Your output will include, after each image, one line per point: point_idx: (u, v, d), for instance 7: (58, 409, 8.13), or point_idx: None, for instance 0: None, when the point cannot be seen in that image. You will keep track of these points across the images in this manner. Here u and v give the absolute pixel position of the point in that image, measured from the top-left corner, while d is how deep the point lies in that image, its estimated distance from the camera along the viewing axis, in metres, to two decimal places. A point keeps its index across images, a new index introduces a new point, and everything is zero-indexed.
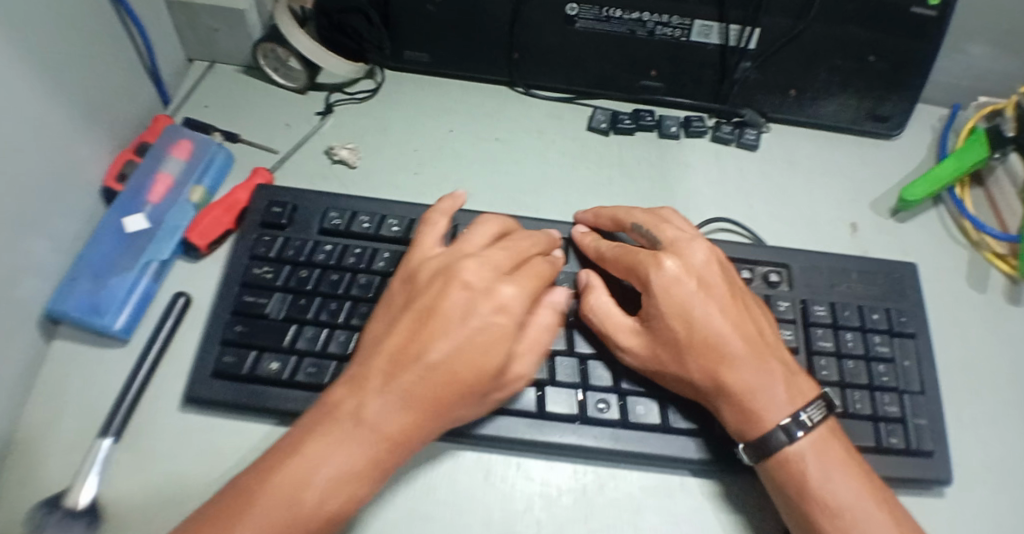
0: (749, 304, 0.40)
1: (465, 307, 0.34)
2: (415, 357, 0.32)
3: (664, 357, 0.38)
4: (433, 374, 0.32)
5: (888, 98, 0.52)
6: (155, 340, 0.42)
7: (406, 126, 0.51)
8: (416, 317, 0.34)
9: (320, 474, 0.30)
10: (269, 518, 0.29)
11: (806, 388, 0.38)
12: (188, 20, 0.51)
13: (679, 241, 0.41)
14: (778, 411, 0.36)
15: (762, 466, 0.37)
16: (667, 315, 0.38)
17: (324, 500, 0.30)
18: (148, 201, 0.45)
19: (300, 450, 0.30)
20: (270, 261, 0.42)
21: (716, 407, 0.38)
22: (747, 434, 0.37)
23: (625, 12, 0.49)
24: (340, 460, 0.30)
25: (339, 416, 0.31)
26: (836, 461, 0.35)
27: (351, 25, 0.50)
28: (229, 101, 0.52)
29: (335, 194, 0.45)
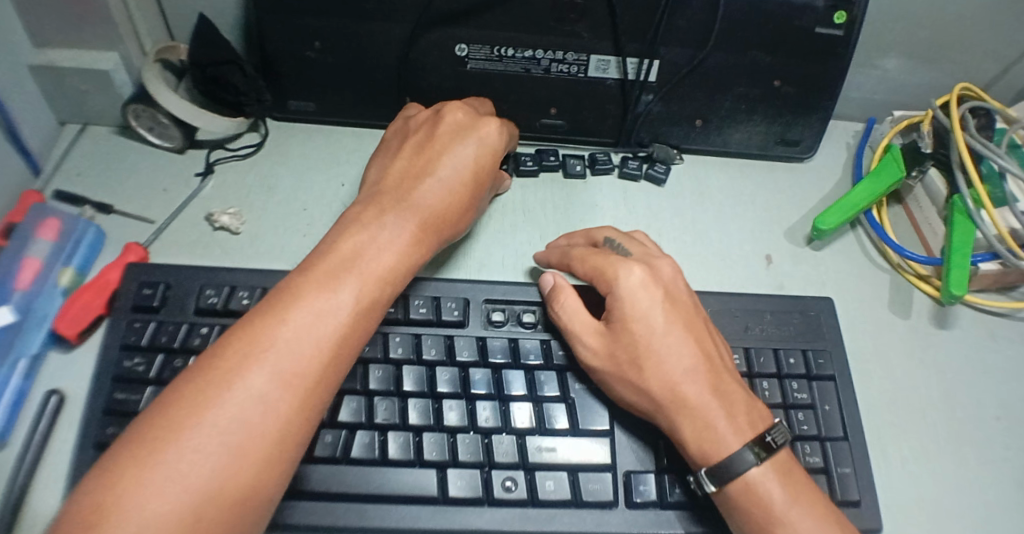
0: (708, 328, 0.38)
1: (402, 208, 0.36)
2: (355, 254, 0.33)
3: (622, 360, 0.36)
4: (377, 267, 0.33)
5: (797, 122, 0.50)
6: (31, 444, 0.38)
7: (298, 185, 0.48)
8: (349, 224, 0.35)
9: (271, 373, 0.28)
10: (222, 419, 0.26)
11: (764, 414, 0.36)
12: (53, 84, 0.47)
13: (648, 255, 0.40)
14: (737, 437, 0.34)
15: (723, 494, 0.33)
16: (630, 319, 0.36)
17: (272, 399, 0.28)
18: (14, 289, 0.41)
19: (245, 343, 0.29)
20: (141, 350, 0.39)
21: (675, 428, 0.35)
22: (711, 457, 0.34)
23: (518, 51, 0.46)
24: (287, 354, 0.29)
25: (278, 313, 0.30)
26: (797, 487, 0.33)
27: (227, 80, 0.46)
28: (106, 168, 0.48)
29: (213, 269, 0.42)
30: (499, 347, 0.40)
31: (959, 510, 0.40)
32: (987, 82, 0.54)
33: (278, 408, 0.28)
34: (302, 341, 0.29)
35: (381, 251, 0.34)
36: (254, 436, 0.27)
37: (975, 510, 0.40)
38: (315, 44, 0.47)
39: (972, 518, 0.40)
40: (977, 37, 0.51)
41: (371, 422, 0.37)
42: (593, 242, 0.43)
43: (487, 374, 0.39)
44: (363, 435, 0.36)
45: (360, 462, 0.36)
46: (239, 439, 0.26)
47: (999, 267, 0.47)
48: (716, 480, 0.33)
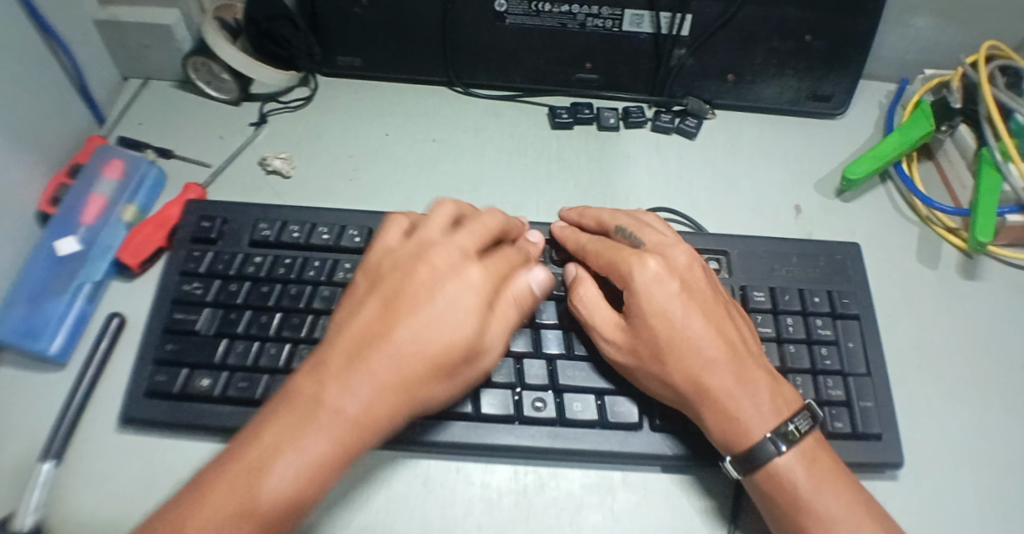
0: (730, 314, 0.38)
1: (431, 293, 0.33)
2: (375, 352, 0.31)
3: (644, 354, 0.36)
4: (394, 373, 0.31)
5: (830, 77, 0.51)
6: (91, 362, 0.41)
7: (343, 134, 0.51)
8: (383, 304, 0.33)
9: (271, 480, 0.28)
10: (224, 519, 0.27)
11: (791, 395, 0.36)
12: (118, 38, 0.50)
13: (660, 245, 0.40)
14: (763, 423, 0.34)
15: (750, 479, 0.35)
16: (649, 313, 0.36)
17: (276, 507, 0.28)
18: (81, 223, 0.45)
19: (259, 442, 0.29)
20: (199, 277, 0.42)
21: (699, 417, 0.36)
22: (735, 447, 0.35)
23: (555, 6, 0.49)
24: (296, 458, 0.29)
25: (295, 411, 0.30)
26: (824, 474, 0.34)
27: (279, 34, 0.49)
28: (164, 118, 0.52)
29: (265, 206, 0.45)
30: None
31: (979, 453, 0.41)
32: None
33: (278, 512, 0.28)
34: (306, 451, 0.29)
35: (402, 349, 0.31)
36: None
37: (996, 455, 0.41)
38: (361, 0, 0.49)
39: (992, 461, 0.41)
40: None
41: None
42: (603, 227, 0.43)
43: None
44: None
45: None
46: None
47: None
48: (743, 466, 0.34)
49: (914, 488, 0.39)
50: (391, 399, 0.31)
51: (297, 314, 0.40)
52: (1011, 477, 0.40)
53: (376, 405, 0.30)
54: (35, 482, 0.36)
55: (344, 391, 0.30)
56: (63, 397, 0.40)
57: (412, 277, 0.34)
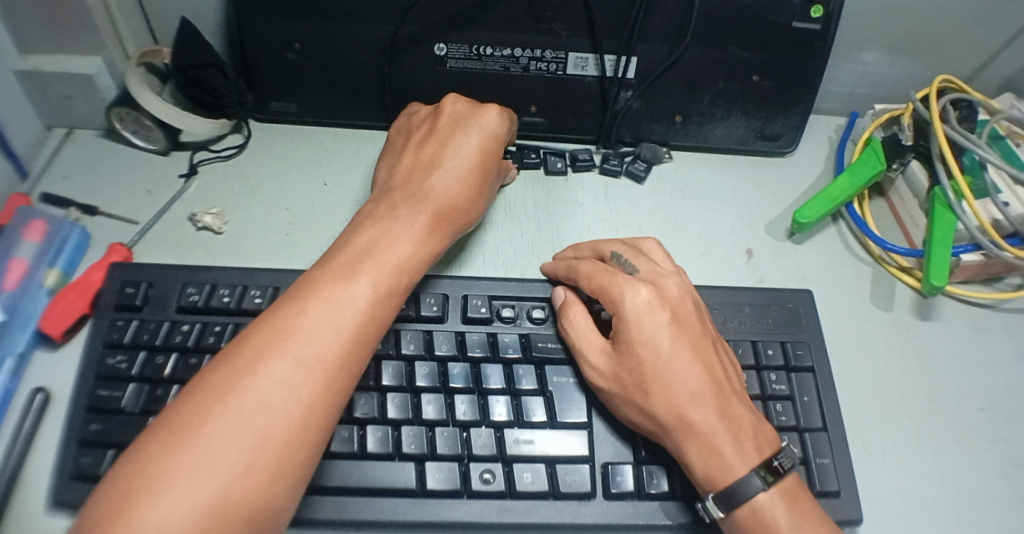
0: (717, 347, 0.38)
1: (395, 231, 0.37)
2: (350, 277, 0.33)
3: (627, 382, 0.36)
4: (371, 291, 0.33)
5: (778, 116, 0.50)
6: (14, 443, 0.38)
7: (281, 184, 0.49)
8: (348, 247, 0.35)
9: (266, 395, 0.28)
10: (223, 443, 0.27)
11: (772, 436, 0.35)
12: (39, 89, 0.48)
13: (655, 273, 0.39)
14: (744, 463, 0.33)
15: (731, 518, 0.33)
16: (636, 343, 0.36)
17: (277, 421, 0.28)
18: (1, 289, 0.41)
19: (244, 365, 0.29)
20: (124, 348, 0.39)
21: (681, 451, 0.35)
22: (719, 484, 0.33)
23: (497, 49, 0.47)
24: (291, 370, 0.29)
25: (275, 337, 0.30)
26: (803, 514, 0.33)
27: (208, 82, 0.47)
28: (92, 172, 0.49)
29: (195, 268, 0.42)
30: (477, 341, 0.40)
31: (945, 502, 0.40)
32: (970, 76, 0.55)
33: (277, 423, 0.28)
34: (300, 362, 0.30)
35: (376, 274, 0.34)
36: (260, 450, 0.27)
37: (961, 503, 0.40)
38: (295, 45, 0.47)
39: (958, 510, 0.40)
40: (957, 30, 0.51)
41: (349, 415, 0.37)
42: (600, 255, 0.43)
43: (466, 368, 0.39)
44: (342, 429, 0.37)
45: (340, 456, 0.36)
46: (242, 456, 0.27)
47: (981, 258, 0.47)
48: (723, 505, 0.33)
49: None
50: (372, 312, 0.33)
51: None
52: (974, 527, 0.39)
53: (362, 316, 0.32)
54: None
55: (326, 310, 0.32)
56: None
57: (376, 221, 0.37)
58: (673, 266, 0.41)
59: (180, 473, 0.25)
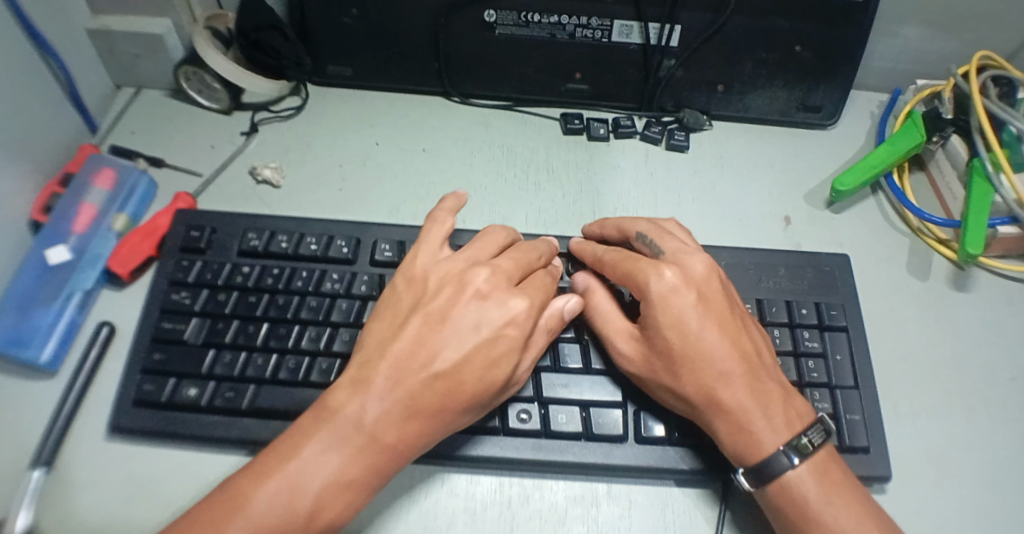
0: (742, 319, 0.38)
1: (467, 316, 0.35)
2: (424, 374, 0.33)
3: (657, 366, 0.37)
4: (435, 398, 0.33)
5: (819, 88, 0.51)
6: (80, 372, 0.41)
7: (332, 144, 0.51)
8: (427, 322, 0.35)
9: (313, 494, 0.30)
10: (265, 523, 0.29)
11: (804, 408, 0.36)
12: (110, 47, 0.51)
13: (680, 252, 0.39)
14: (774, 437, 0.34)
15: (761, 492, 0.35)
16: (663, 326, 0.36)
17: (321, 508, 0.30)
18: (72, 232, 0.45)
19: (312, 442, 0.31)
20: (188, 286, 0.42)
21: (710, 427, 0.36)
22: (746, 458, 0.35)
23: (543, 17, 0.49)
24: (370, 451, 0.32)
25: (340, 422, 0.32)
26: (836, 487, 0.34)
27: (269, 45, 0.49)
28: (156, 127, 0.52)
29: (253, 216, 0.45)
30: None
31: (972, 466, 0.41)
32: (1015, 53, 0.55)
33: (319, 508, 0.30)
34: (357, 457, 0.31)
35: (458, 373, 0.34)
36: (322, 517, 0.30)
37: (988, 468, 0.41)
38: (352, 11, 0.50)
39: (984, 475, 0.40)
40: (1004, 4, 0.51)
41: None
42: (625, 236, 0.43)
43: None
44: None
45: None
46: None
47: (1018, 230, 0.47)
48: (753, 479, 0.35)
49: (905, 502, 0.39)
50: (433, 421, 0.33)
51: (284, 324, 0.40)
52: (999, 490, 0.40)
53: (419, 420, 0.33)
54: (24, 490, 0.36)
55: (389, 408, 0.32)
56: (51, 406, 0.40)
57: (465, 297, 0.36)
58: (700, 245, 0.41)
59: (257, 518, 0.29)
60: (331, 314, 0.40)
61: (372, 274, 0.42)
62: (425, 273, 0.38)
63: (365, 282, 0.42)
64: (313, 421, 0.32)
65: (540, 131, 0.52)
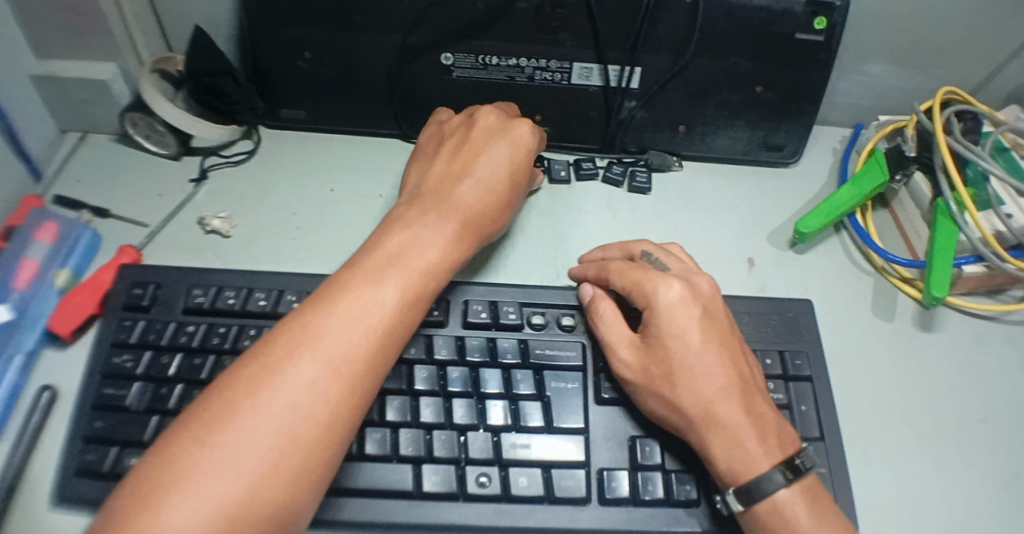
0: (738, 342, 0.38)
1: (439, 201, 0.40)
2: (401, 249, 0.37)
3: (655, 375, 0.36)
4: (414, 278, 0.36)
5: (781, 127, 0.51)
6: (20, 440, 0.39)
7: (288, 190, 0.49)
8: (397, 218, 0.39)
9: (325, 356, 0.31)
10: (291, 386, 0.30)
11: (791, 438, 0.35)
12: (55, 93, 0.49)
13: (684, 271, 0.40)
14: (767, 458, 0.33)
15: (749, 513, 0.33)
16: (668, 335, 0.36)
17: (342, 363, 0.31)
18: (13, 288, 0.43)
19: (302, 331, 0.32)
20: (131, 347, 0.40)
21: (704, 445, 0.35)
22: (741, 477, 0.33)
23: (501, 59, 0.48)
24: (367, 309, 0.33)
25: (329, 307, 0.33)
26: (822, 511, 0.33)
27: (221, 89, 0.48)
28: (104, 175, 0.50)
29: (201, 270, 0.43)
30: (477, 345, 0.40)
31: (945, 515, 0.40)
32: (975, 89, 0.55)
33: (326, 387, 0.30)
34: (350, 329, 0.32)
35: (436, 242, 0.38)
36: (337, 382, 0.31)
37: (962, 517, 0.40)
38: (305, 54, 0.48)
39: (958, 523, 0.39)
40: (962, 42, 0.51)
41: None
42: (629, 255, 0.43)
43: (465, 372, 0.39)
44: None
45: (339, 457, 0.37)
46: (289, 428, 0.29)
47: (983, 269, 0.47)
48: (745, 501, 0.33)
49: None
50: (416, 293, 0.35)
51: None
52: None
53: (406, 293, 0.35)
54: None
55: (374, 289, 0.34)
56: None
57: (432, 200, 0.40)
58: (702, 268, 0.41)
59: (279, 390, 0.29)
60: None
61: None
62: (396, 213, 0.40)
63: None
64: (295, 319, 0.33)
65: None
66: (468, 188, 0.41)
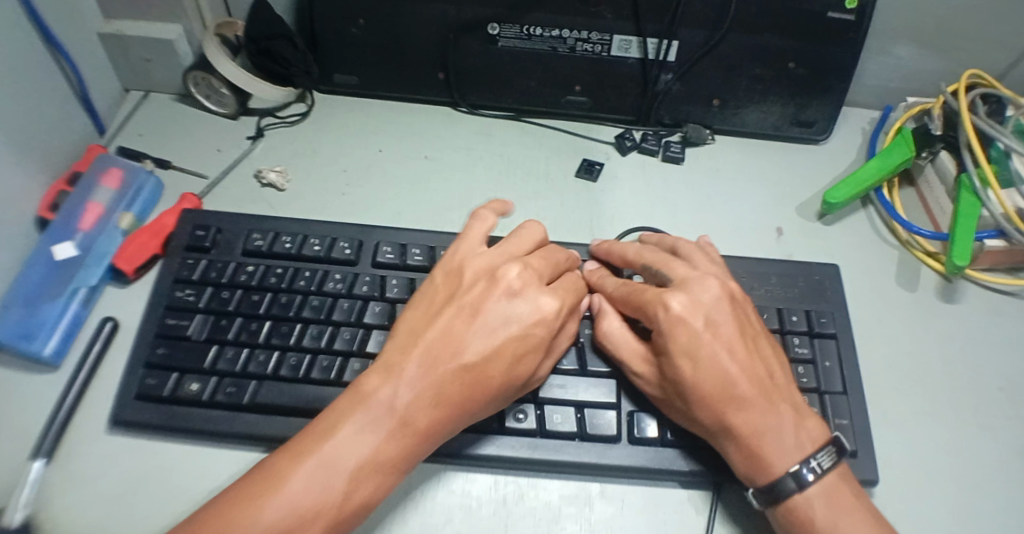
0: (750, 341, 0.37)
1: (500, 310, 0.35)
2: (453, 363, 0.33)
3: (670, 391, 0.37)
4: (466, 391, 0.33)
5: (812, 104, 0.53)
6: (82, 366, 0.41)
7: (337, 149, 0.52)
8: (461, 314, 0.35)
9: (337, 484, 0.30)
10: (305, 495, 0.29)
11: (817, 431, 0.36)
12: (121, 52, 0.52)
13: (689, 278, 0.39)
14: (785, 461, 0.34)
15: (771, 510, 0.35)
16: (675, 353, 0.36)
17: (352, 493, 0.30)
18: (78, 229, 0.45)
19: (325, 446, 0.30)
20: (193, 283, 0.42)
21: (723, 449, 0.36)
22: (758, 479, 0.35)
23: (545, 30, 0.50)
24: (394, 433, 0.31)
25: (373, 407, 0.32)
26: (842, 509, 0.34)
27: (277, 53, 0.50)
28: (164, 131, 0.53)
29: (259, 218, 0.46)
30: None
31: (960, 474, 0.41)
32: (1002, 73, 0.56)
33: (354, 495, 0.30)
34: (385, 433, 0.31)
35: (477, 367, 0.33)
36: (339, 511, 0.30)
37: (974, 477, 0.41)
38: (359, 21, 0.51)
39: (972, 480, 0.41)
40: (990, 26, 0.53)
41: None
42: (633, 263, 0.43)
43: None
44: None
45: None
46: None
47: (1004, 244, 0.48)
48: (765, 501, 0.35)
49: (892, 507, 0.39)
50: (463, 395, 0.33)
51: (286, 323, 0.41)
52: (984, 497, 0.40)
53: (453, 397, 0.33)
54: (26, 479, 0.37)
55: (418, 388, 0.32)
56: (55, 397, 0.40)
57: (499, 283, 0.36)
58: (713, 268, 0.40)
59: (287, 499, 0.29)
60: (333, 314, 0.41)
61: (374, 276, 0.43)
62: (461, 267, 0.38)
63: (367, 282, 0.42)
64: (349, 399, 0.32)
65: (541, 141, 0.54)
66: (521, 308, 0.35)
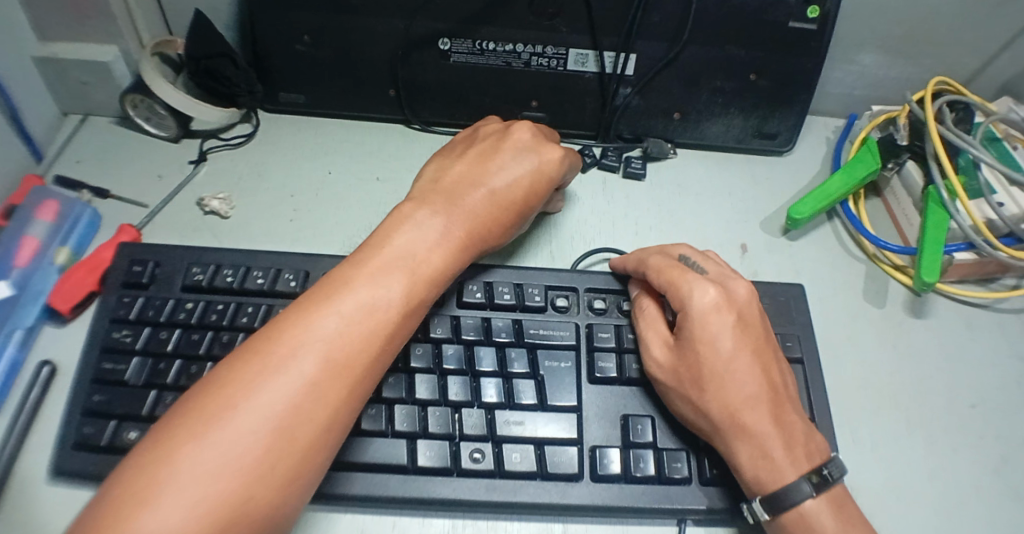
0: (771, 346, 0.38)
1: (417, 234, 0.36)
2: (380, 277, 0.34)
3: (684, 377, 0.36)
4: (397, 295, 0.34)
5: (776, 115, 0.51)
6: (21, 413, 0.39)
7: (286, 172, 0.50)
8: (379, 244, 0.36)
9: (283, 393, 0.29)
10: (248, 412, 0.28)
11: (822, 445, 0.36)
12: (55, 75, 0.49)
13: (723, 275, 0.39)
14: (793, 468, 0.34)
15: (775, 521, 0.34)
16: (700, 340, 0.36)
17: (301, 397, 0.29)
18: (14, 266, 0.43)
19: (261, 364, 0.30)
20: (130, 324, 0.40)
21: (729, 450, 0.35)
22: (766, 485, 0.34)
23: (498, 45, 0.48)
24: (327, 343, 0.31)
25: (305, 326, 0.31)
26: (850, 524, 0.33)
27: (220, 72, 0.48)
28: (105, 157, 0.51)
29: (200, 249, 0.43)
30: (472, 325, 0.41)
31: (936, 498, 0.40)
32: (969, 78, 0.55)
33: (306, 400, 0.29)
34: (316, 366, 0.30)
35: (403, 276, 0.34)
36: (289, 419, 0.29)
37: (950, 498, 0.40)
38: (304, 38, 0.49)
39: (947, 503, 0.40)
40: (955, 32, 0.51)
41: None
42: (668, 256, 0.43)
43: (460, 349, 0.40)
44: None
45: None
46: (253, 447, 0.27)
47: (974, 257, 0.47)
48: (770, 508, 0.33)
49: None
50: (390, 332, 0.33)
51: None
52: (959, 520, 0.39)
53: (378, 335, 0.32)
54: None
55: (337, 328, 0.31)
56: None
57: (505, 151, 0.42)
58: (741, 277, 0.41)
59: (226, 419, 0.28)
60: None
61: None
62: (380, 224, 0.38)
63: None
64: (268, 341, 0.31)
65: None
66: (486, 191, 0.40)
